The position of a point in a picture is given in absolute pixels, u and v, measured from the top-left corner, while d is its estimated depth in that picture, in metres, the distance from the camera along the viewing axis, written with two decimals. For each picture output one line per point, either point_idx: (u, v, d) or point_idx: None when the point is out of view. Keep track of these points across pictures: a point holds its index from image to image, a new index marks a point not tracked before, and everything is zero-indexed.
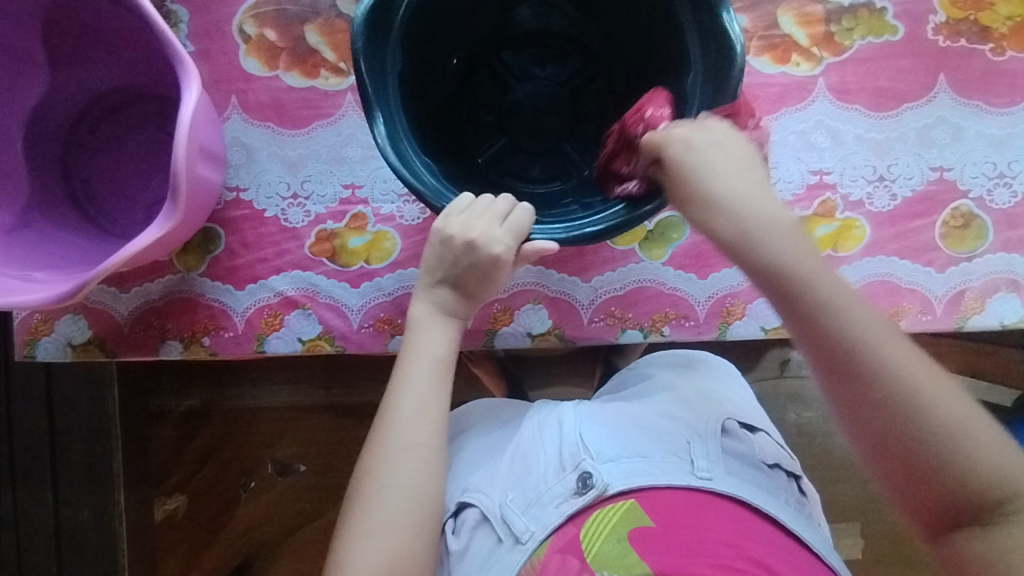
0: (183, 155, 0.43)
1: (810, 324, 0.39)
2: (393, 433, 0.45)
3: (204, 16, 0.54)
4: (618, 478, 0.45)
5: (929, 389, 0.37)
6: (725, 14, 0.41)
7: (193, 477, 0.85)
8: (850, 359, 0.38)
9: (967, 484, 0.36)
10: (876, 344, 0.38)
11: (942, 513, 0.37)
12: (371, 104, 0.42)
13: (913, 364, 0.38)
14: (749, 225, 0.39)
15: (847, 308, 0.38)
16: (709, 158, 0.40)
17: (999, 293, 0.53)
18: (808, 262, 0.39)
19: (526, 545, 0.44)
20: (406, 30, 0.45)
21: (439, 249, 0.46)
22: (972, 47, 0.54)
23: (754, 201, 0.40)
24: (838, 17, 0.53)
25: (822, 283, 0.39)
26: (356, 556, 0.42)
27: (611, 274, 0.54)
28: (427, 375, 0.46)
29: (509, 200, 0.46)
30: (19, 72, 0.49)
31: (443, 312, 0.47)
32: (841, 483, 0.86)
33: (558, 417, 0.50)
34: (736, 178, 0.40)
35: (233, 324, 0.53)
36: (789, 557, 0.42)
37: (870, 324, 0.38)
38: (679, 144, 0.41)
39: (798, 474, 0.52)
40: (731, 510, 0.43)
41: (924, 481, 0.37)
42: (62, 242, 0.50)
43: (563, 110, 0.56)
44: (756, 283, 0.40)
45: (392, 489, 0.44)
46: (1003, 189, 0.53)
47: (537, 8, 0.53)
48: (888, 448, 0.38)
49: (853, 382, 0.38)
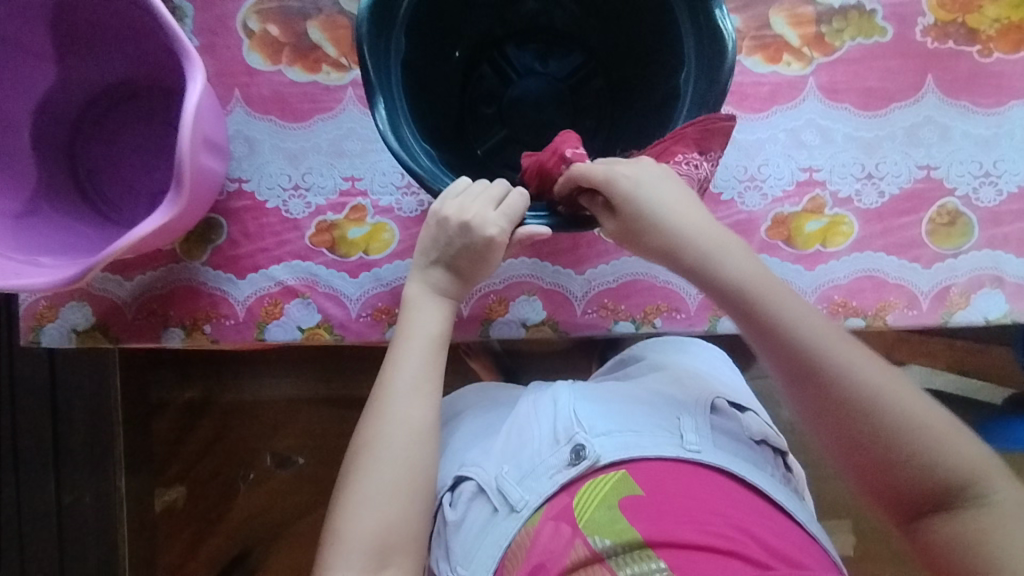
0: (188, 145, 0.45)
1: (767, 334, 0.43)
2: (388, 408, 0.47)
3: (210, 11, 0.55)
4: (609, 450, 0.47)
5: (882, 389, 0.41)
6: (716, 10, 0.43)
7: (193, 467, 0.86)
8: (805, 366, 0.42)
9: (926, 468, 0.40)
10: (827, 349, 0.42)
11: (902, 499, 0.41)
12: (372, 89, 0.43)
13: (863, 366, 0.42)
14: (713, 250, 0.44)
15: (799, 322, 0.43)
16: (659, 194, 0.43)
17: (984, 289, 0.54)
18: (766, 280, 0.43)
19: (520, 513, 0.47)
20: (410, 20, 0.46)
21: (433, 232, 0.47)
22: (959, 49, 0.55)
23: (709, 230, 0.44)
24: (829, 19, 0.55)
25: (780, 298, 0.43)
26: (352, 526, 0.44)
27: (604, 267, 0.55)
28: (421, 351, 0.48)
29: (502, 185, 0.47)
30: (27, 64, 0.51)
31: (436, 292, 0.49)
32: (833, 481, 0.87)
33: (552, 395, 0.52)
34: (689, 211, 0.44)
35: (233, 313, 0.54)
36: (774, 526, 0.45)
37: (823, 333, 0.43)
38: (628, 181, 0.43)
39: (785, 451, 0.53)
40: (713, 480, 0.46)
41: (885, 471, 0.41)
42: (66, 231, 0.52)
43: (564, 104, 0.57)
44: (721, 300, 0.44)
45: (390, 462, 0.46)
46: (989, 188, 0.54)
47: (540, 3, 0.54)
48: (844, 443, 0.42)
49: (812, 386, 0.42)
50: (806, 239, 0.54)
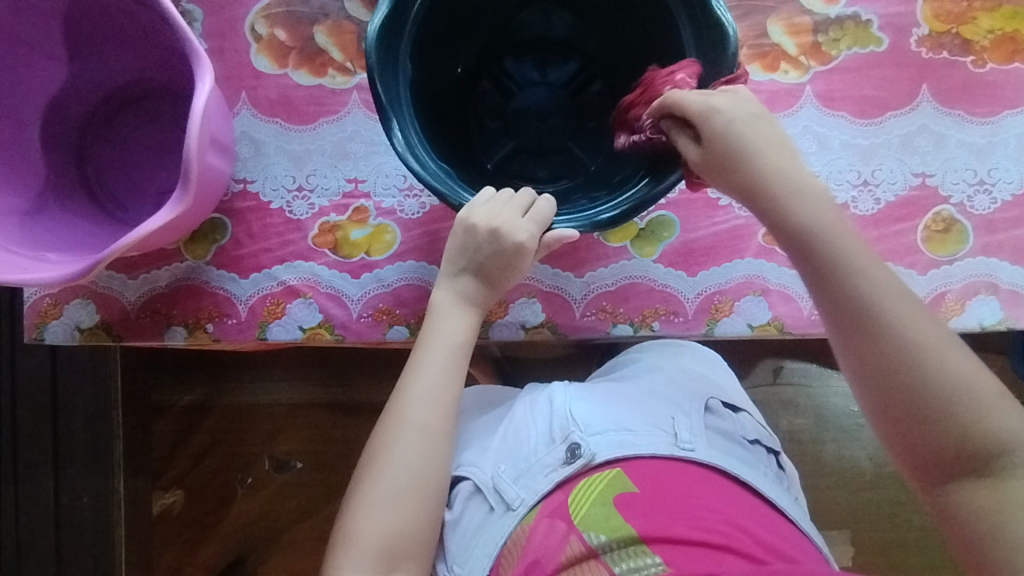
0: (196, 144, 0.45)
1: (827, 281, 0.42)
2: (407, 412, 0.48)
3: (218, 15, 0.56)
4: (604, 448, 0.48)
5: (935, 348, 0.40)
6: (713, 4, 0.42)
7: (192, 471, 0.86)
8: (864, 315, 0.41)
9: (968, 432, 0.40)
10: (891, 301, 0.41)
11: (937, 462, 0.41)
12: (385, 113, 0.44)
13: (920, 322, 0.41)
14: (787, 190, 0.42)
15: (867, 271, 0.41)
16: (745, 133, 0.42)
17: (979, 296, 0.55)
18: (837, 226, 0.42)
19: (517, 510, 0.47)
20: (414, 37, 0.46)
21: (462, 237, 0.48)
22: (954, 59, 0.56)
23: (787, 168, 0.43)
24: (825, 28, 0.56)
25: (849, 244, 0.42)
26: (365, 526, 0.46)
27: (603, 270, 0.55)
28: (442, 359, 0.49)
29: (530, 194, 0.48)
30: (39, 64, 0.52)
31: (464, 301, 0.49)
32: (830, 491, 0.88)
33: (548, 395, 0.52)
34: (769, 151, 0.43)
35: (236, 312, 0.55)
36: (765, 521, 0.46)
37: (886, 284, 0.42)
38: (722, 115, 0.42)
39: (777, 450, 0.55)
40: (708, 478, 0.47)
41: (924, 432, 0.40)
42: (73, 228, 0.53)
43: (567, 113, 0.58)
44: (785, 241, 0.43)
45: (405, 466, 0.47)
46: (983, 196, 0.55)
47: (535, 15, 0.55)
48: (891, 398, 0.41)
49: (870, 337, 0.41)
50: None
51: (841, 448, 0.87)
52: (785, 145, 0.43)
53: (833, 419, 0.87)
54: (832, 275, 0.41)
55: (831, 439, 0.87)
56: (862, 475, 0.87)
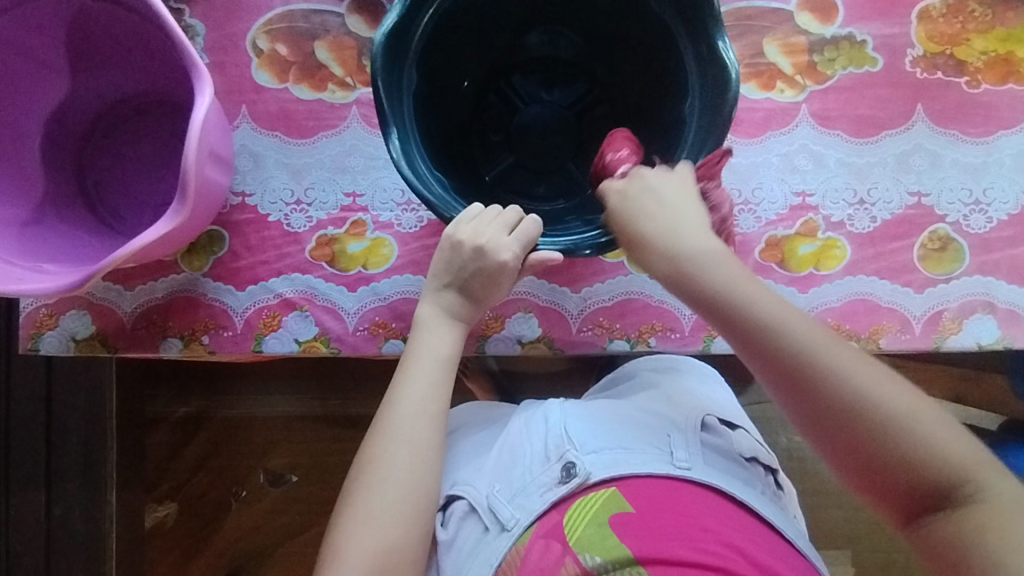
0: (193, 157, 0.45)
1: (750, 339, 0.41)
2: (395, 426, 0.48)
3: (221, 30, 0.57)
4: (599, 468, 0.48)
5: (870, 387, 0.40)
6: (719, 41, 0.44)
7: (183, 484, 0.85)
8: (794, 369, 0.40)
9: (923, 466, 0.39)
10: (817, 349, 0.40)
11: (904, 502, 0.40)
12: (386, 119, 0.44)
13: (850, 363, 0.40)
14: (691, 250, 0.43)
15: (785, 322, 0.41)
16: (640, 203, 0.44)
17: (976, 315, 0.55)
18: (742, 281, 0.42)
19: (511, 531, 0.47)
20: (422, 50, 0.47)
21: (447, 254, 0.49)
22: (948, 80, 0.56)
23: (688, 229, 0.43)
24: (820, 48, 0.56)
25: (759, 300, 0.41)
26: (353, 545, 0.45)
27: (600, 286, 0.56)
28: (428, 372, 0.49)
29: (517, 210, 0.48)
30: (41, 77, 0.52)
31: (448, 315, 0.49)
32: (830, 509, 0.87)
33: (544, 413, 0.53)
34: (667, 212, 0.43)
35: (232, 324, 0.55)
36: (762, 544, 0.46)
37: (806, 331, 0.41)
38: (616, 196, 0.45)
39: (775, 469, 0.55)
40: (706, 498, 0.47)
41: (882, 473, 0.39)
42: (71, 240, 0.53)
43: (568, 131, 0.57)
44: (698, 307, 0.42)
45: (394, 481, 0.47)
46: (979, 215, 0.55)
47: (546, 35, 0.56)
48: (845, 448, 0.40)
49: (800, 393, 0.40)
50: (799, 261, 0.55)
51: None
52: (688, 199, 0.44)
53: None
54: (752, 334, 0.41)
55: None
56: None
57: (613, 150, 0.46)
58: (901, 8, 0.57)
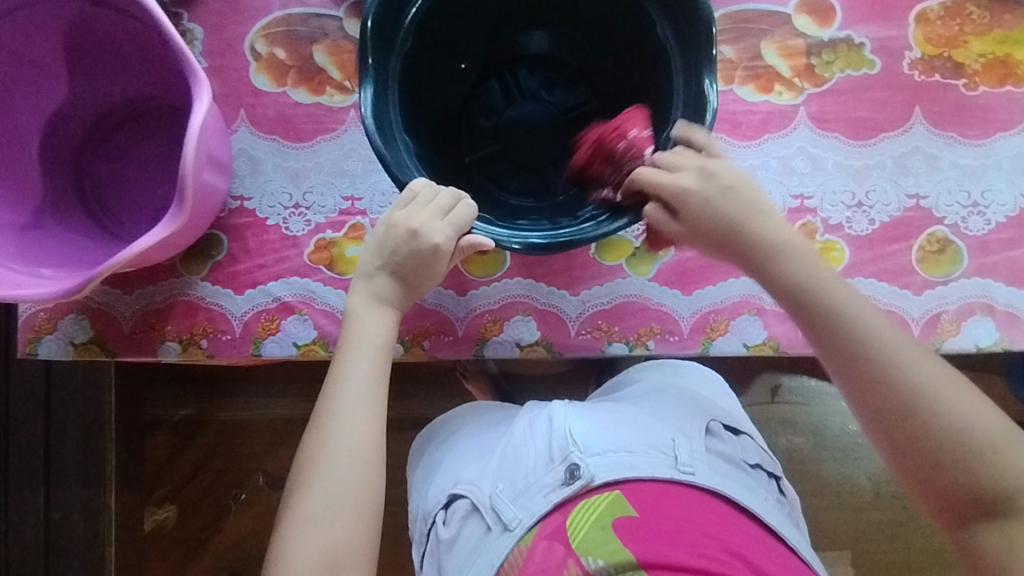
0: (190, 163, 0.45)
1: (840, 339, 0.46)
2: (333, 423, 0.48)
3: (219, 34, 0.57)
4: (604, 470, 0.48)
5: (949, 399, 0.45)
6: (706, 79, 0.44)
7: (184, 486, 0.85)
8: (880, 373, 0.45)
9: (989, 476, 0.44)
10: (901, 358, 0.45)
11: (960, 509, 0.45)
12: (365, 69, 0.44)
13: (933, 373, 0.45)
14: (787, 258, 0.47)
15: (875, 330, 0.46)
16: (720, 204, 0.46)
17: (975, 317, 0.55)
18: (837, 287, 0.47)
19: (514, 531, 0.47)
20: (420, 21, 0.48)
21: (383, 236, 0.49)
22: (946, 82, 0.56)
23: (781, 237, 0.47)
24: (818, 51, 0.56)
25: (854, 305, 0.46)
26: (298, 545, 0.46)
27: (599, 289, 0.56)
28: (364, 365, 0.48)
29: (452, 194, 0.47)
30: (40, 82, 0.52)
31: (380, 301, 0.49)
32: (831, 511, 0.87)
33: (548, 414, 0.52)
34: (756, 219, 0.47)
35: (230, 328, 0.55)
36: (760, 546, 0.46)
37: (896, 340, 0.46)
38: (696, 195, 0.46)
39: (779, 474, 0.55)
40: (706, 501, 0.47)
41: (947, 481, 0.45)
42: (69, 244, 0.53)
43: (557, 134, 0.57)
44: (791, 306, 0.47)
45: (336, 480, 0.47)
46: (977, 217, 0.55)
47: (555, 36, 0.56)
48: (915, 454, 0.45)
49: (883, 394, 0.45)
50: None
51: (841, 467, 0.87)
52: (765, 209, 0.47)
53: (833, 437, 0.87)
54: (845, 334, 0.46)
55: (831, 458, 0.87)
56: (862, 494, 0.87)
57: (636, 128, 0.47)
58: (899, 11, 0.57)
